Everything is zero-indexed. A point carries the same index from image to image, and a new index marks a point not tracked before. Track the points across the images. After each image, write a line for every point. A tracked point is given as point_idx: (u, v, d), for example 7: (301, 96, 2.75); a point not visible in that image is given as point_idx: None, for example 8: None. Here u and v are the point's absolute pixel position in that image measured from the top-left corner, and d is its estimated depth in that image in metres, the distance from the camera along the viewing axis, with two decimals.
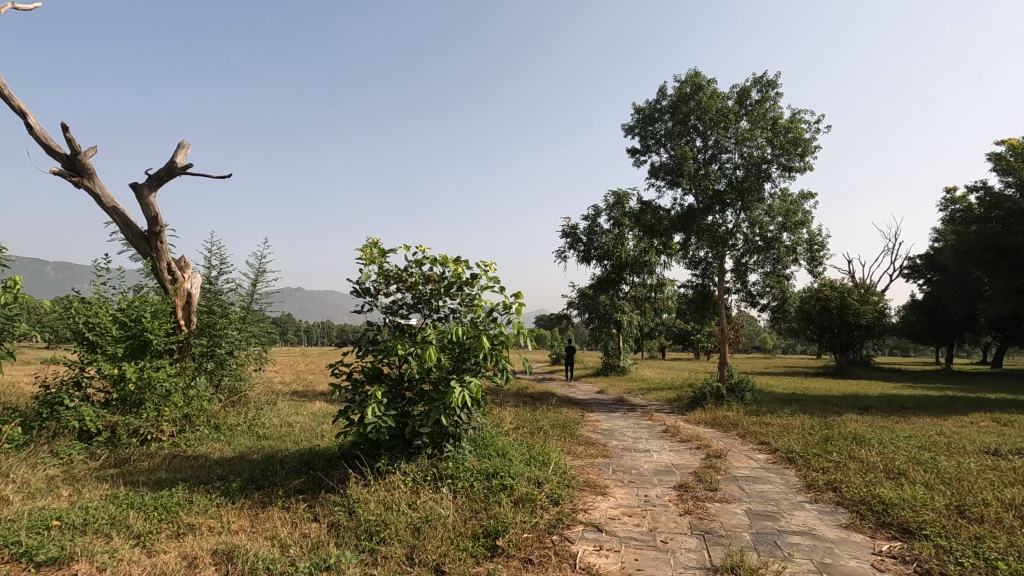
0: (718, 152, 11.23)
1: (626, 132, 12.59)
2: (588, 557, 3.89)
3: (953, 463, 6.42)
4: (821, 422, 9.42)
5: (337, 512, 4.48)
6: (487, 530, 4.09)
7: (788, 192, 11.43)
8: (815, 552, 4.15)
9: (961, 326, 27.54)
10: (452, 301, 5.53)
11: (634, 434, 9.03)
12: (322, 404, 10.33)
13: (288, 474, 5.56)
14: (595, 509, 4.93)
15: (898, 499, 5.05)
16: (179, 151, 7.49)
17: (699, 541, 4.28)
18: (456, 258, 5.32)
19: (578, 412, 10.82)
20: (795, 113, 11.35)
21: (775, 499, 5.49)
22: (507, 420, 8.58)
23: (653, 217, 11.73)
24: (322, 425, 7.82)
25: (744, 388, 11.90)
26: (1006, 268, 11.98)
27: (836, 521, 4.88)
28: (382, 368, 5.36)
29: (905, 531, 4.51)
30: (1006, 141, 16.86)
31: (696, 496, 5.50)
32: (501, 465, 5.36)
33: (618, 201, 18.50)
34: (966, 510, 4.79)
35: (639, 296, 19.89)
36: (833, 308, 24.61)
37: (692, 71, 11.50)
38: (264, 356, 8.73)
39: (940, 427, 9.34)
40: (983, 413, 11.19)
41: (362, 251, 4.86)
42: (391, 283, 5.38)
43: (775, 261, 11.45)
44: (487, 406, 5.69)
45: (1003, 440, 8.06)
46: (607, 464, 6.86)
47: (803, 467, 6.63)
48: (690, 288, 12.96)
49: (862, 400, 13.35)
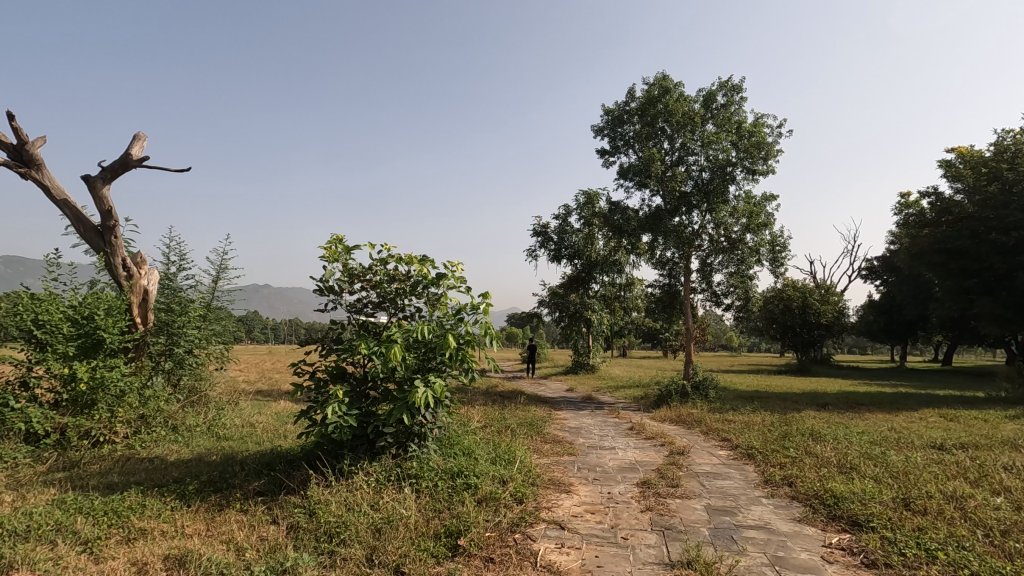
0: (684, 155, 11.45)
1: (596, 132, 12.69)
2: (549, 555, 3.92)
3: (901, 458, 6.70)
4: (781, 418, 9.70)
5: (297, 514, 4.41)
6: (448, 530, 4.07)
7: (751, 194, 11.70)
8: (769, 546, 4.27)
9: (915, 326, 28.70)
10: (418, 301, 5.49)
11: (601, 432, 9.14)
12: (287, 403, 10.13)
13: (247, 475, 5.45)
14: (558, 507, 4.97)
15: (848, 493, 5.24)
16: (136, 143, 7.24)
17: (658, 537, 4.35)
18: (422, 258, 5.30)
19: (547, 411, 10.88)
20: (759, 117, 11.60)
21: (733, 494, 5.63)
22: (475, 419, 8.56)
23: (621, 217, 11.91)
24: (286, 425, 7.68)
25: (708, 386, 12.15)
26: (954, 270, 12.52)
27: (791, 515, 5.03)
28: (347, 367, 5.30)
29: (854, 524, 4.68)
30: (957, 149, 17.62)
31: (657, 493, 5.59)
32: (466, 464, 5.34)
33: (589, 201, 18.60)
34: (912, 502, 5.00)
35: (609, 295, 20.11)
36: (796, 308, 25.34)
37: (660, 74, 11.63)
38: (226, 355, 8.52)
39: (893, 423, 9.73)
40: (932, 409, 11.68)
41: (325, 248, 4.78)
42: (356, 281, 5.32)
43: (739, 262, 11.71)
44: (454, 405, 5.66)
45: (949, 435, 8.44)
46: (572, 461, 6.93)
47: (761, 463, 6.82)
48: (657, 288, 13.18)
49: (821, 397, 13.75)
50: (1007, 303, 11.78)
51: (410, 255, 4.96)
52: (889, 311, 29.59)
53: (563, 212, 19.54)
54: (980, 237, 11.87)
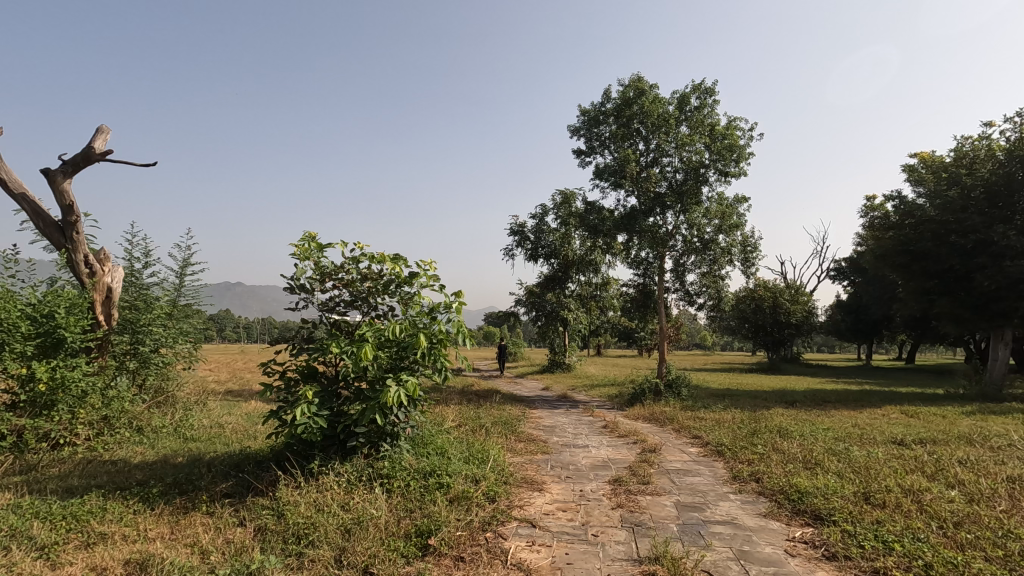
0: (659, 156, 11.59)
1: (573, 132, 12.76)
2: (519, 553, 3.93)
3: (863, 453, 6.91)
4: (751, 416, 9.92)
5: (265, 515, 4.34)
6: (419, 530, 4.05)
7: (724, 195, 11.90)
8: (735, 540, 4.37)
9: (881, 326, 29.59)
10: (391, 300, 5.46)
11: (575, 430, 9.21)
12: (258, 403, 9.97)
13: (215, 477, 5.35)
14: (530, 505, 5.00)
15: (812, 488, 5.38)
16: (98, 136, 7.02)
17: (628, 534, 4.41)
18: (395, 256, 5.26)
19: (521, 409, 10.92)
20: (732, 119, 11.79)
21: (702, 491, 5.73)
22: (449, 418, 8.56)
23: (596, 217, 12.03)
24: (256, 425, 7.57)
25: (681, 384, 12.34)
26: (917, 271, 12.91)
27: (757, 510, 5.15)
28: (318, 366, 5.25)
29: (816, 518, 4.81)
30: (921, 154, 18.17)
31: (628, 490, 5.66)
32: (439, 463, 5.32)
33: (565, 201, 18.66)
34: (872, 496, 5.16)
35: (585, 294, 20.31)
36: (766, 308, 25.91)
37: (636, 76, 11.73)
38: (194, 354, 8.34)
39: (856, 419, 10.02)
40: (895, 406, 12.05)
41: (296, 246, 4.71)
42: (328, 280, 5.25)
43: (711, 262, 11.93)
44: (427, 404, 5.63)
45: (909, 430, 8.73)
46: (546, 460, 6.97)
47: (730, 460, 6.96)
48: (632, 287, 13.33)
49: (789, 395, 14.05)
50: (965, 304, 12.24)
51: (383, 253, 4.93)
52: (856, 311, 30.40)
53: (539, 211, 19.57)
54: (941, 238, 12.27)
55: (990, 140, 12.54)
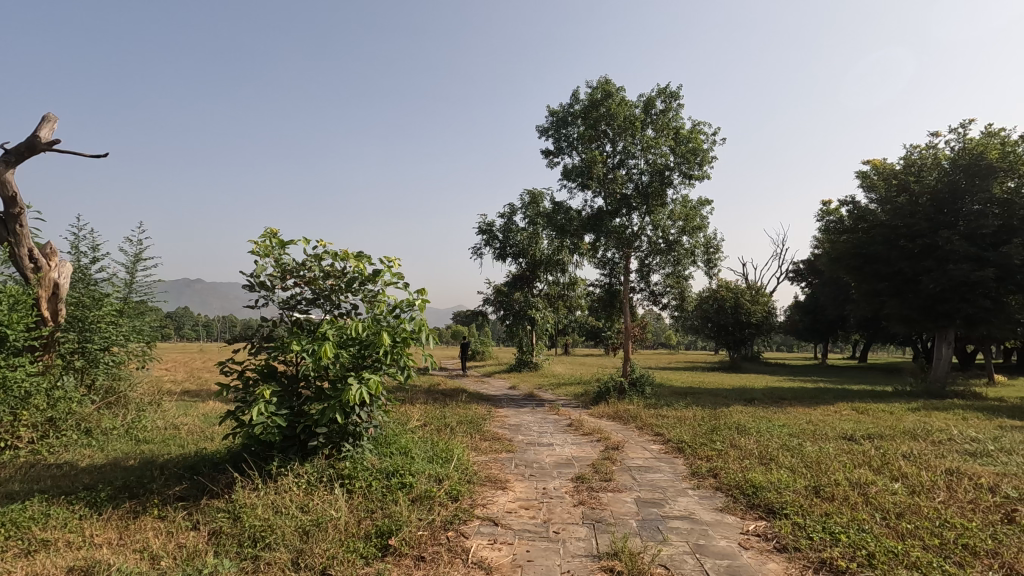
0: (625, 158, 11.76)
1: (541, 133, 12.83)
2: (480, 551, 3.95)
3: (816, 449, 7.18)
4: (711, 413, 10.17)
5: (219, 518, 4.23)
6: (379, 530, 4.02)
7: (688, 197, 12.16)
8: (691, 534, 4.49)
9: (835, 326, 30.73)
10: (354, 298, 5.39)
11: (540, 429, 9.26)
12: (217, 404, 9.69)
13: (168, 480, 5.18)
14: (493, 503, 5.02)
15: (766, 482, 5.57)
16: (45, 125, 6.70)
17: (588, 530, 4.48)
18: (358, 253, 5.20)
19: (487, 408, 10.91)
20: (696, 123, 12.03)
21: (662, 487, 5.86)
22: (414, 417, 8.50)
23: (564, 217, 12.14)
24: (213, 426, 7.36)
25: (645, 382, 12.56)
26: (869, 273, 13.48)
27: (714, 505, 5.30)
28: (278, 366, 5.14)
29: (769, 511, 4.98)
30: (873, 160, 18.85)
31: (590, 487, 5.73)
32: (402, 463, 5.27)
33: (533, 200, 18.72)
34: (822, 490, 5.37)
35: (552, 294, 20.48)
36: (728, 308, 26.65)
37: (603, 78, 11.83)
38: (149, 353, 8.06)
39: (811, 416, 10.39)
40: (847, 403, 12.51)
41: (257, 243, 4.60)
42: (289, 278, 5.15)
43: (675, 262, 12.18)
44: (390, 403, 5.58)
45: (858, 426, 9.11)
46: (510, 458, 7.00)
47: (690, 456, 7.13)
48: (599, 287, 13.47)
49: (748, 393, 14.43)
50: (912, 305, 12.79)
51: (346, 250, 4.86)
52: (812, 311, 31.49)
53: (508, 210, 19.60)
54: (891, 242, 12.86)
55: (936, 150, 13.07)
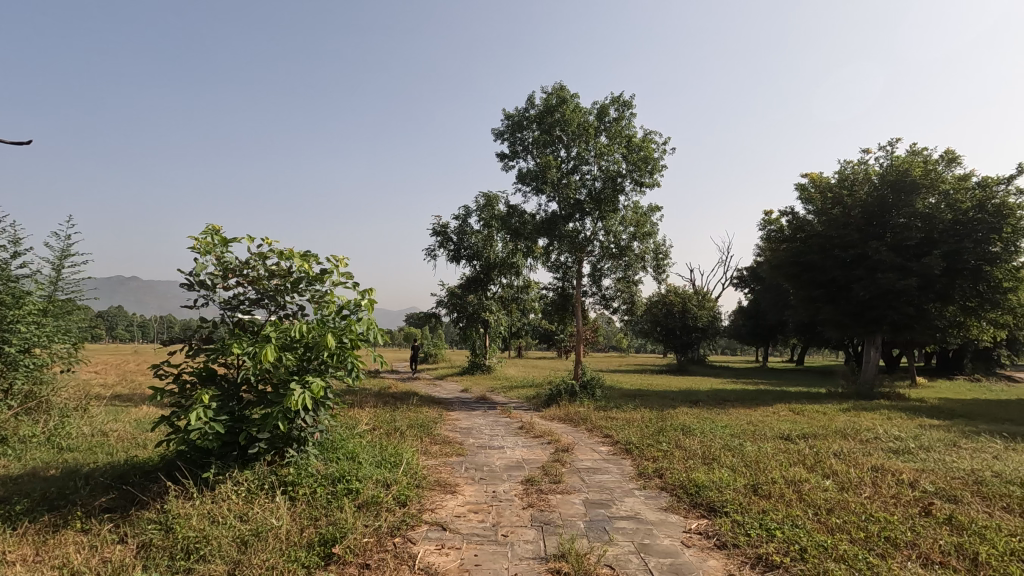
0: (579, 164, 11.93)
1: (496, 136, 12.86)
2: (427, 556, 3.90)
3: (756, 448, 7.47)
4: (658, 415, 10.41)
5: (150, 530, 3.99)
6: (323, 538, 3.90)
7: (639, 204, 12.45)
8: (636, 534, 4.58)
9: (776, 330, 32.17)
10: (301, 298, 5.22)
11: (491, 431, 9.24)
12: (151, 409, 9.18)
13: (93, 491, 4.85)
14: (442, 508, 4.97)
15: (708, 481, 5.75)
16: None
17: (536, 532, 4.50)
18: (305, 252, 5.04)
19: (438, 411, 10.80)
20: (648, 132, 12.34)
21: (609, 488, 5.96)
22: (363, 421, 8.32)
23: (518, 221, 12.19)
24: (146, 433, 6.97)
25: (595, 385, 12.72)
26: (806, 280, 14.20)
27: (659, 504, 5.43)
28: (218, 369, 4.91)
29: (711, 509, 5.15)
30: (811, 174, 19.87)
31: (539, 489, 5.77)
32: (349, 468, 5.13)
33: (488, 203, 18.71)
34: (760, 488, 5.60)
35: (506, 296, 20.52)
36: (676, 312, 27.47)
37: (558, 84, 11.97)
38: (75, 356, 7.54)
39: (751, 417, 10.82)
40: (785, 404, 13.09)
41: (197, 240, 4.38)
42: (231, 277, 4.93)
43: (626, 267, 12.43)
44: (337, 407, 5.44)
45: (795, 426, 9.55)
46: (460, 462, 6.95)
47: (637, 457, 7.28)
48: (552, 291, 13.59)
49: (693, 394, 14.89)
50: (845, 311, 13.53)
51: (292, 249, 4.70)
52: (754, 316, 32.85)
53: (462, 212, 19.50)
54: (826, 251, 13.59)
55: (867, 165, 13.88)
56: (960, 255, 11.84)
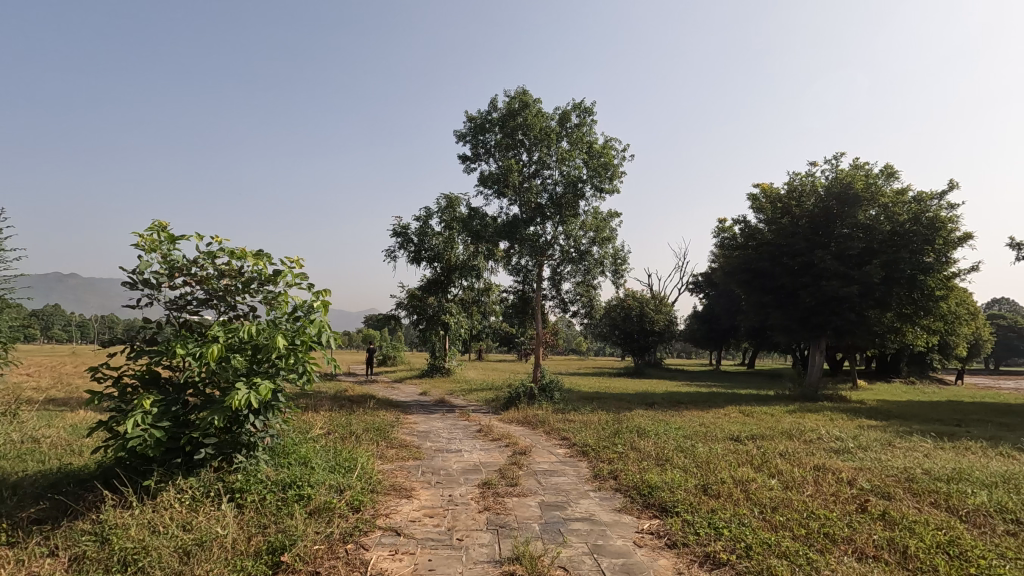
0: (540, 168, 12.03)
1: (458, 138, 12.83)
2: (380, 562, 3.84)
3: (706, 449, 7.70)
4: (614, 417, 10.57)
5: (83, 542, 3.76)
6: (271, 546, 3.77)
7: (599, 210, 12.64)
8: (591, 535, 4.64)
9: (728, 334, 33.22)
10: (252, 299, 5.06)
11: (449, 435, 9.19)
12: (89, 413, 8.70)
13: (20, 502, 4.56)
14: (397, 512, 4.91)
15: (661, 482, 5.89)
16: None
17: (491, 536, 4.50)
18: (258, 252, 4.89)
19: (395, 414, 10.66)
20: (608, 139, 12.54)
21: (565, 490, 6.03)
22: (317, 424, 8.13)
23: (479, 223, 12.18)
24: (83, 439, 6.60)
25: (554, 388, 12.84)
26: (757, 286, 14.74)
27: (613, 505, 5.52)
28: (163, 371, 4.71)
29: (662, 509, 5.27)
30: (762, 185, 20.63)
31: (496, 493, 5.77)
32: (300, 473, 5.00)
33: (449, 205, 18.62)
34: (709, 488, 5.77)
35: (467, 299, 20.44)
36: (634, 316, 28.01)
37: (521, 88, 12.03)
38: (5, 357, 7.07)
39: (704, 418, 11.13)
40: (735, 406, 13.53)
41: (141, 237, 4.17)
42: (178, 276, 4.73)
43: (586, 272, 12.58)
44: (289, 410, 5.30)
45: (744, 428, 9.87)
46: (417, 466, 6.88)
47: (593, 459, 7.39)
48: (512, 294, 13.64)
49: (649, 397, 15.21)
50: (792, 316, 14.09)
51: (244, 248, 4.54)
52: (709, 321, 33.81)
53: (423, 214, 19.33)
54: (776, 259, 14.14)
55: (814, 178, 14.52)
56: (897, 265, 12.53)
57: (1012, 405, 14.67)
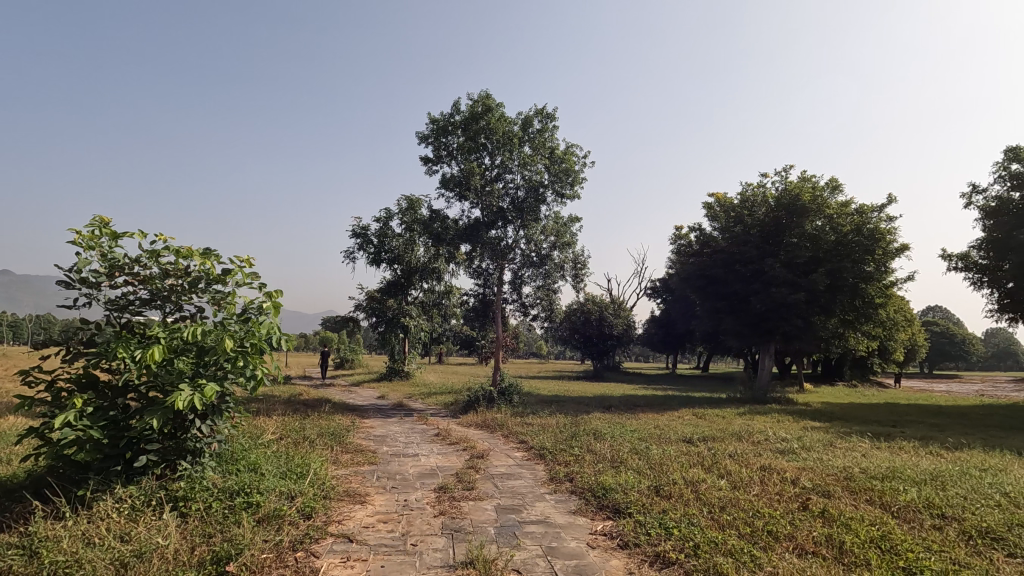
0: (503, 172, 12.08)
1: (421, 139, 12.75)
2: (331, 570, 3.77)
3: (660, 451, 7.88)
4: (572, 420, 10.70)
5: (9, 557, 3.54)
6: (216, 556, 3.63)
7: (560, 215, 12.77)
8: (545, 538, 4.68)
9: (684, 339, 34.11)
10: (199, 299, 4.89)
11: (406, 439, 9.10)
12: (19, 419, 8.18)
13: None
14: (350, 519, 4.82)
15: (615, 484, 5.99)
16: None
17: (446, 540, 4.47)
18: (206, 251, 4.73)
19: (351, 419, 10.48)
20: (569, 145, 12.69)
21: (521, 493, 6.05)
22: (269, 430, 7.90)
23: (440, 226, 12.12)
24: (11, 446, 6.19)
25: (513, 391, 12.89)
26: (711, 292, 15.20)
27: (568, 508, 5.59)
28: (102, 374, 4.49)
29: (616, 511, 5.36)
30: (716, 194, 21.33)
31: (452, 497, 5.75)
32: (250, 480, 4.84)
33: (411, 206, 18.45)
34: (662, 489, 5.91)
35: (427, 302, 20.22)
36: (593, 320, 28.41)
37: (484, 92, 12.05)
38: None
39: (658, 421, 11.38)
40: (689, 409, 13.88)
41: (78, 233, 3.98)
42: (119, 275, 4.53)
43: (546, 276, 12.70)
44: (238, 415, 5.14)
45: (697, 430, 10.15)
46: (372, 470, 6.78)
47: (550, 462, 7.45)
48: (473, 297, 13.63)
49: (607, 400, 15.44)
50: (744, 322, 14.58)
51: (191, 247, 4.39)
52: (666, 325, 34.63)
53: (384, 215, 19.06)
54: (729, 266, 14.61)
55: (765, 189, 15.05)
56: (840, 274, 13.16)
57: (942, 407, 15.63)
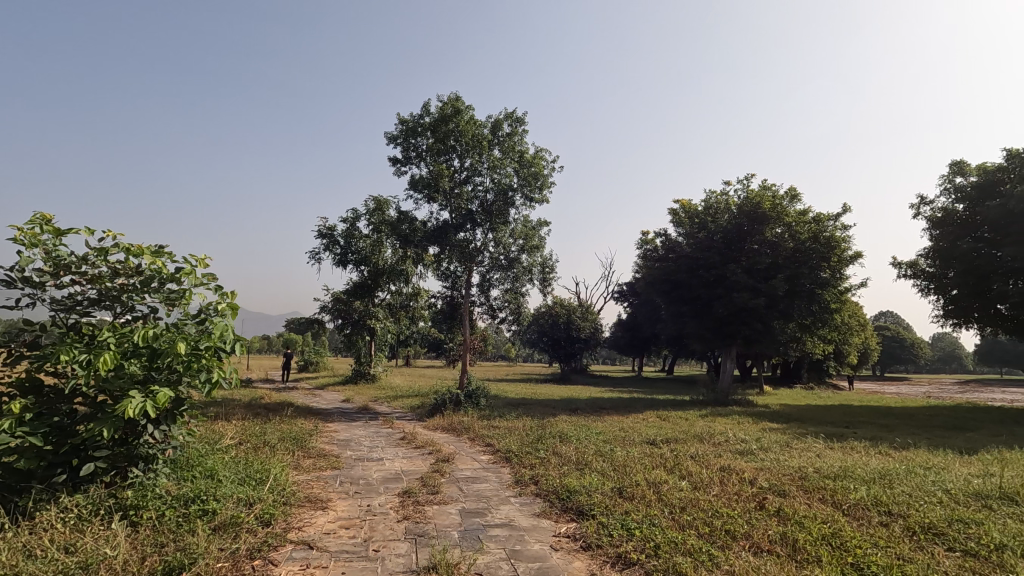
0: (472, 175, 12.07)
1: (389, 140, 12.63)
2: None
3: (624, 453, 7.99)
4: (538, 423, 10.74)
5: None
6: (167, 566, 3.50)
7: (529, 218, 12.81)
8: (509, 541, 4.69)
9: (650, 342, 34.66)
10: (152, 299, 4.72)
11: (371, 443, 8.98)
12: None
13: None
14: (310, 525, 4.73)
15: (579, 486, 6.05)
16: None
17: (409, 545, 4.44)
18: (159, 249, 4.57)
19: (314, 423, 10.27)
20: (539, 149, 12.75)
21: (486, 496, 6.05)
22: (228, 435, 7.67)
23: (408, 227, 12.02)
24: None
25: (480, 394, 12.85)
26: (675, 296, 15.51)
27: (532, 510, 5.62)
28: (46, 378, 4.29)
29: (579, 513, 5.42)
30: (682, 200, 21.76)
31: (416, 501, 5.70)
32: (206, 487, 4.71)
33: (378, 207, 18.25)
34: (625, 490, 6.00)
35: (394, 304, 19.93)
36: (561, 323, 28.61)
37: (454, 94, 12.01)
38: None
39: (623, 423, 11.54)
40: (653, 411, 14.12)
41: (20, 229, 3.80)
42: (65, 274, 4.34)
43: (514, 279, 12.75)
44: (195, 420, 5.00)
45: (660, 432, 10.34)
46: (334, 476, 6.66)
47: (515, 465, 7.47)
48: (441, 299, 13.57)
49: (574, 403, 15.59)
50: (707, 326, 14.92)
51: (142, 245, 4.23)
52: (632, 329, 35.14)
53: (351, 215, 18.76)
54: (692, 271, 14.94)
55: (728, 197, 15.34)
56: (798, 280, 13.62)
57: (892, 408, 16.32)
